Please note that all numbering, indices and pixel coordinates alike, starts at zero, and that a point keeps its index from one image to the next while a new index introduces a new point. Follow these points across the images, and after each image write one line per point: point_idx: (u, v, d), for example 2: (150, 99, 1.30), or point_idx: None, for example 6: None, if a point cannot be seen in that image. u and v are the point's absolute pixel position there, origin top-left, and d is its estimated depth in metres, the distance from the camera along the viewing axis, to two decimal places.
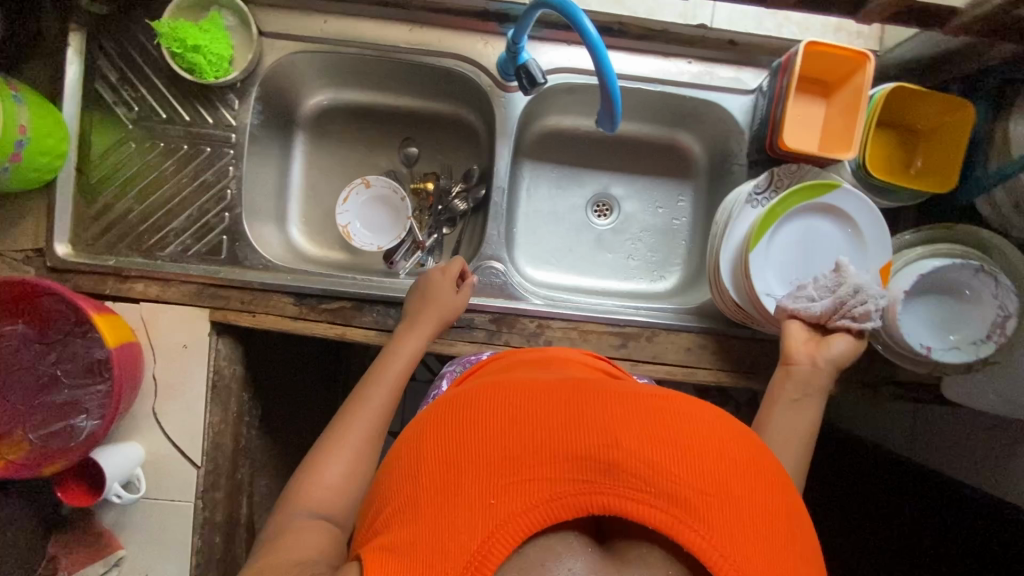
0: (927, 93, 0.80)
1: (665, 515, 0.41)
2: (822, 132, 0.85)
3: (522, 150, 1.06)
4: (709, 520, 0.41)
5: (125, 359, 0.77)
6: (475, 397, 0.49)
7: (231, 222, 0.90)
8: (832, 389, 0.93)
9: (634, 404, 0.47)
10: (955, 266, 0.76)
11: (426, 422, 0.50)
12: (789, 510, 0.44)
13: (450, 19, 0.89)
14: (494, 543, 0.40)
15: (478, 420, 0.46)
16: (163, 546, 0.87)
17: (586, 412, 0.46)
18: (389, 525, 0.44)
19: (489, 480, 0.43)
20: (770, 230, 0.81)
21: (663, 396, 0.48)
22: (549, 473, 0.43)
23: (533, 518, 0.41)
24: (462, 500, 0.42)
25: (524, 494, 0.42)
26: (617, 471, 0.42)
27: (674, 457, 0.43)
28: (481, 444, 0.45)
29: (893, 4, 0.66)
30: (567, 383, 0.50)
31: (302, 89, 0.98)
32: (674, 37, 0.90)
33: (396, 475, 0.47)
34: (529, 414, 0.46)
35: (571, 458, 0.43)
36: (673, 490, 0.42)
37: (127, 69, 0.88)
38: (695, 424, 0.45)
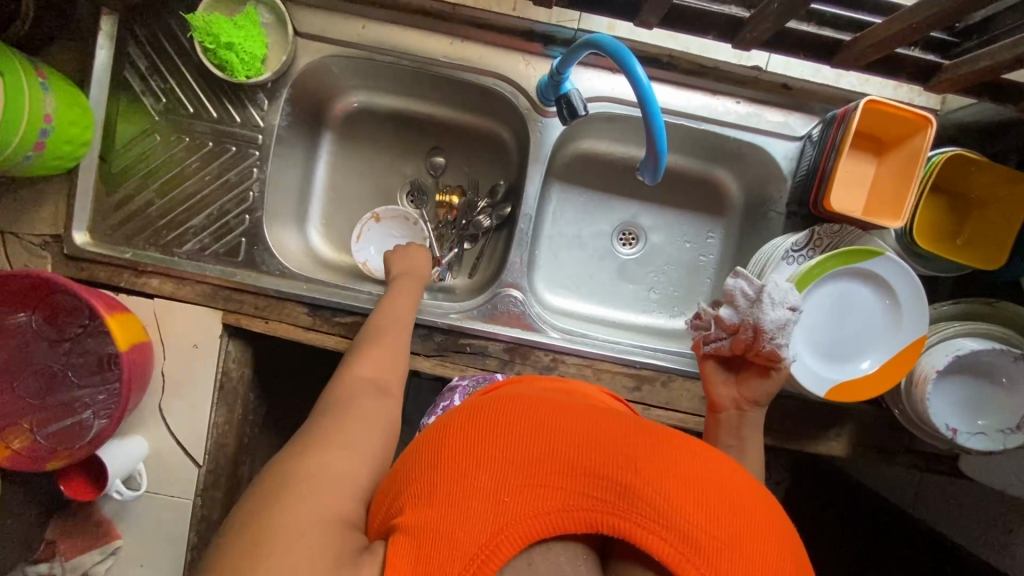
0: (988, 164, 0.76)
1: (669, 545, 0.43)
2: (870, 193, 0.81)
3: (552, 171, 1.03)
4: (714, 564, 0.42)
5: (134, 361, 0.76)
6: (505, 398, 0.51)
7: (251, 225, 0.88)
8: (845, 451, 0.91)
9: (658, 441, 0.49)
10: (993, 352, 0.73)
11: (453, 409, 0.51)
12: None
13: (493, 35, 0.86)
14: (502, 540, 0.42)
15: (506, 418, 0.48)
16: (159, 540, 0.88)
17: (611, 439, 0.48)
18: (402, 505, 0.45)
19: (508, 480, 0.44)
20: (805, 291, 0.78)
21: (685, 440, 0.50)
22: (566, 485, 0.44)
23: (543, 525, 0.43)
24: (478, 494, 0.43)
25: (538, 499, 0.44)
26: (631, 494, 0.44)
27: (690, 496, 0.45)
28: (505, 445, 0.46)
29: (968, 77, 0.64)
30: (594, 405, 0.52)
31: (333, 90, 0.95)
32: (724, 75, 0.86)
33: (416, 457, 0.48)
34: (556, 426, 0.47)
35: (589, 474, 0.45)
36: (681, 525, 0.43)
37: (157, 58, 0.86)
38: (714, 472, 0.47)
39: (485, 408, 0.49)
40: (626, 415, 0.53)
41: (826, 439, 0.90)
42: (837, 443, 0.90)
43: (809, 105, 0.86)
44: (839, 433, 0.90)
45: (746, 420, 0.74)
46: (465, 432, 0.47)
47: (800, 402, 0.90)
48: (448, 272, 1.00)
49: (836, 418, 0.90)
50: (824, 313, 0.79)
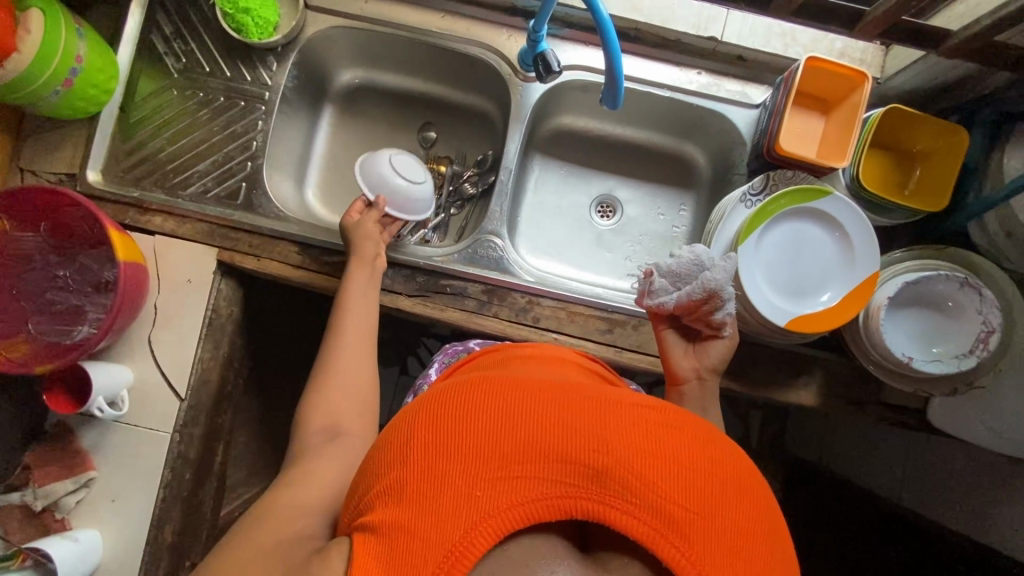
0: (921, 117, 0.84)
1: (643, 524, 0.42)
2: (820, 144, 0.88)
3: (534, 143, 1.09)
4: (691, 537, 0.42)
5: (130, 275, 0.81)
6: (469, 388, 0.49)
7: (252, 170, 0.96)
8: (813, 402, 0.92)
9: (627, 414, 0.48)
10: (939, 277, 0.77)
11: (419, 405, 0.50)
12: (771, 534, 0.45)
13: (479, 11, 0.97)
14: (477, 534, 0.41)
15: (472, 410, 0.47)
16: (134, 473, 0.88)
17: (580, 419, 0.47)
18: (377, 504, 0.45)
19: (478, 475, 0.43)
20: (760, 229, 0.83)
21: (655, 408, 0.49)
22: (537, 473, 0.44)
23: (517, 516, 0.43)
24: (448, 488, 0.43)
25: (511, 490, 0.43)
26: (603, 478, 0.44)
27: (662, 471, 0.44)
28: (473, 437, 0.45)
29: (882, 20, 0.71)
30: (561, 386, 0.51)
31: (337, 65, 1.06)
32: (686, 48, 0.95)
33: (386, 455, 0.48)
34: (524, 412, 0.47)
35: (560, 461, 0.44)
36: (654, 499, 0.43)
37: (182, 25, 0.97)
38: (684, 440, 0.47)
39: (452, 400, 0.48)
40: (596, 391, 0.52)
41: (795, 387, 0.92)
42: (807, 392, 0.92)
43: (765, 76, 0.95)
44: (807, 382, 0.92)
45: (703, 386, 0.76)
46: (433, 426, 0.46)
47: (768, 348, 0.93)
48: (435, 234, 1.05)
49: (805, 366, 0.92)
50: (782, 253, 0.84)
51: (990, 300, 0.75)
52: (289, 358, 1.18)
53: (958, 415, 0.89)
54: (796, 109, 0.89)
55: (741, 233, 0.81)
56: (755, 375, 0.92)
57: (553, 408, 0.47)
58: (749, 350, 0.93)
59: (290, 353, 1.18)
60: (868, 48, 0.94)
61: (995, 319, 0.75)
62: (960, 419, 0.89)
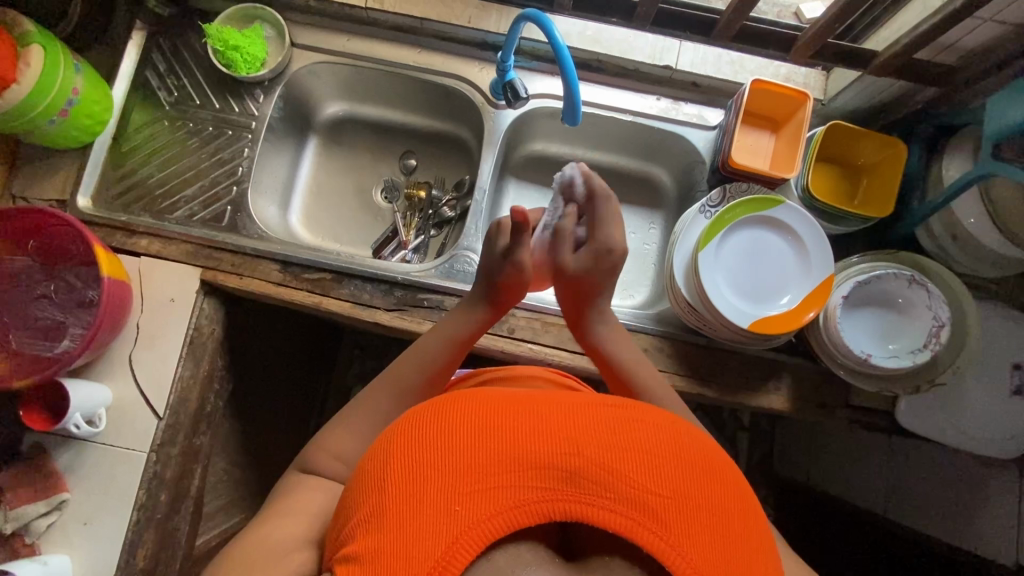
0: (863, 131, 0.90)
1: (628, 521, 0.39)
2: (771, 159, 0.95)
3: (509, 166, 1.14)
4: (672, 527, 0.39)
5: (114, 291, 0.84)
6: (441, 403, 0.47)
7: (237, 195, 1.01)
8: (788, 408, 0.92)
9: (599, 412, 0.46)
10: (890, 275, 0.83)
11: (393, 429, 0.47)
12: (745, 512, 0.43)
13: (454, 46, 1.05)
14: (460, 547, 0.39)
15: (445, 424, 0.44)
16: (107, 495, 0.87)
17: (554, 419, 0.44)
18: (358, 532, 0.42)
19: (455, 487, 0.41)
20: (718, 237, 0.87)
21: (624, 405, 0.47)
22: (512, 479, 0.41)
23: (496, 525, 0.40)
24: (425, 507, 0.40)
25: (489, 500, 0.40)
26: (579, 478, 0.41)
27: (639, 464, 0.42)
28: (446, 451, 0.42)
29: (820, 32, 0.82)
30: (531, 393, 0.49)
31: (321, 98, 1.12)
32: (645, 76, 1.03)
33: (363, 481, 0.45)
34: (496, 421, 0.44)
35: (534, 466, 0.41)
36: (634, 494, 0.40)
37: (175, 63, 1.04)
38: (657, 430, 0.45)
39: (424, 419, 0.46)
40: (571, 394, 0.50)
41: (765, 392, 0.92)
42: (779, 397, 0.92)
43: (718, 100, 1.03)
44: (778, 386, 0.93)
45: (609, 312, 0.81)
46: (407, 447, 0.44)
47: (737, 354, 0.94)
48: (415, 255, 1.09)
49: (773, 370, 0.93)
50: (743, 260, 0.88)
51: (938, 296, 0.81)
52: (270, 383, 1.18)
53: (928, 414, 0.90)
54: (747, 128, 0.96)
55: (700, 240, 0.86)
56: (730, 381, 0.93)
57: (524, 412, 0.45)
58: (720, 357, 0.93)
59: (271, 378, 1.18)
60: (811, 73, 1.02)
61: (944, 313, 0.80)
62: (929, 420, 0.90)
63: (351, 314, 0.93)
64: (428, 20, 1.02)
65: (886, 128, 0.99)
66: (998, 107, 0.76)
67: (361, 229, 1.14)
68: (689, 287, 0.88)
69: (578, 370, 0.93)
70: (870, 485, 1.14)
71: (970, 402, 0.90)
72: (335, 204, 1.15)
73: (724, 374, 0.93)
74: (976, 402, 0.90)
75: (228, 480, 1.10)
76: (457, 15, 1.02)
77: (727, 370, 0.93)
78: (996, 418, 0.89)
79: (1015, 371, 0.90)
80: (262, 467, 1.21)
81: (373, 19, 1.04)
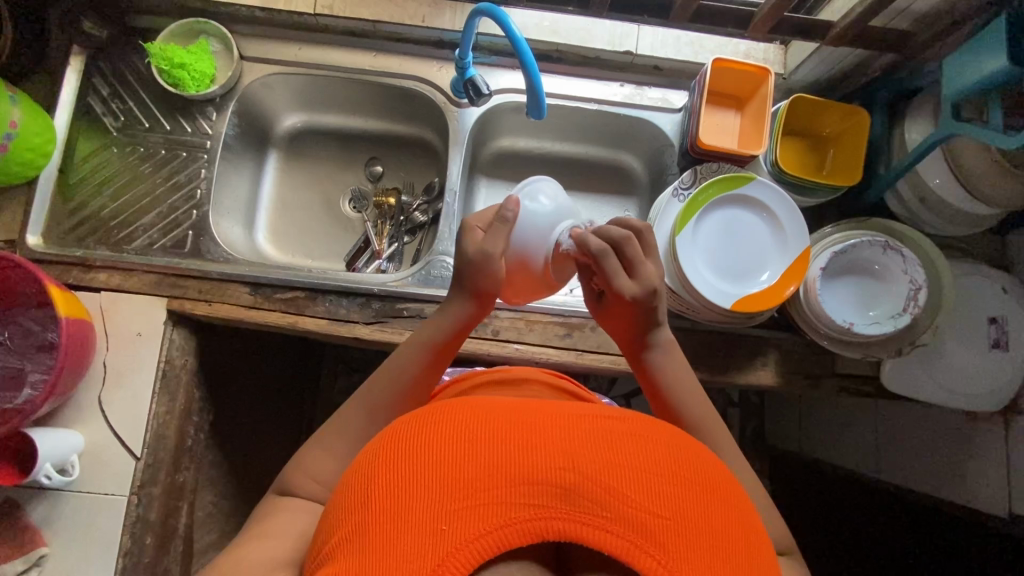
0: (826, 102, 0.91)
1: (623, 542, 0.38)
2: (738, 137, 0.95)
3: (478, 165, 1.12)
4: (668, 545, 0.38)
5: (75, 332, 0.80)
6: (430, 415, 0.45)
7: (198, 218, 0.97)
8: (776, 382, 0.93)
9: (594, 424, 0.44)
10: (865, 243, 0.84)
11: (379, 442, 0.45)
12: (744, 530, 0.42)
13: (409, 47, 1.02)
14: (446, 569, 0.37)
15: (434, 440, 0.42)
16: (89, 545, 0.83)
17: (546, 433, 0.43)
18: (338, 551, 0.40)
19: (442, 505, 0.39)
20: (694, 219, 0.87)
21: (619, 418, 0.46)
22: (503, 497, 0.39)
23: (486, 546, 0.38)
24: (410, 526, 0.38)
25: (479, 519, 0.38)
26: (572, 494, 0.39)
27: (633, 480, 0.40)
28: (435, 466, 0.41)
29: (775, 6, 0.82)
30: (525, 403, 0.47)
31: (277, 111, 1.09)
32: (606, 63, 1.02)
33: (346, 498, 0.43)
34: (487, 435, 0.42)
35: (527, 483, 0.40)
36: (631, 513, 0.39)
37: (118, 86, 0.99)
38: (652, 444, 0.44)
39: (414, 430, 0.44)
40: (563, 405, 0.48)
41: (753, 369, 0.92)
42: (766, 372, 0.93)
43: (681, 82, 1.02)
44: (765, 362, 0.93)
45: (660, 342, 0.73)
46: (394, 461, 0.42)
47: (721, 333, 0.93)
48: (390, 264, 1.06)
49: (759, 348, 0.93)
50: (720, 240, 0.88)
51: (912, 259, 0.82)
52: (252, 409, 1.15)
53: (911, 377, 0.91)
54: (712, 108, 0.96)
55: (676, 224, 0.85)
56: (717, 362, 0.93)
57: (516, 425, 0.43)
58: (706, 340, 0.93)
59: (253, 403, 1.15)
60: (770, 48, 1.02)
61: (920, 276, 0.82)
62: (914, 381, 0.91)
63: (329, 331, 0.90)
64: (381, 22, 0.99)
65: (848, 97, 0.99)
66: (956, 67, 0.76)
67: (331, 243, 1.11)
68: (669, 272, 0.87)
69: (567, 366, 0.92)
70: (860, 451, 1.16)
71: (949, 360, 0.91)
72: (303, 219, 1.12)
73: (711, 356, 0.93)
74: (956, 360, 0.91)
75: (218, 513, 1.07)
76: (411, 15, 0.99)
77: (713, 350, 0.93)
78: (977, 373, 0.90)
79: (991, 325, 0.92)
80: (253, 496, 1.17)
81: (323, 25, 1.01)
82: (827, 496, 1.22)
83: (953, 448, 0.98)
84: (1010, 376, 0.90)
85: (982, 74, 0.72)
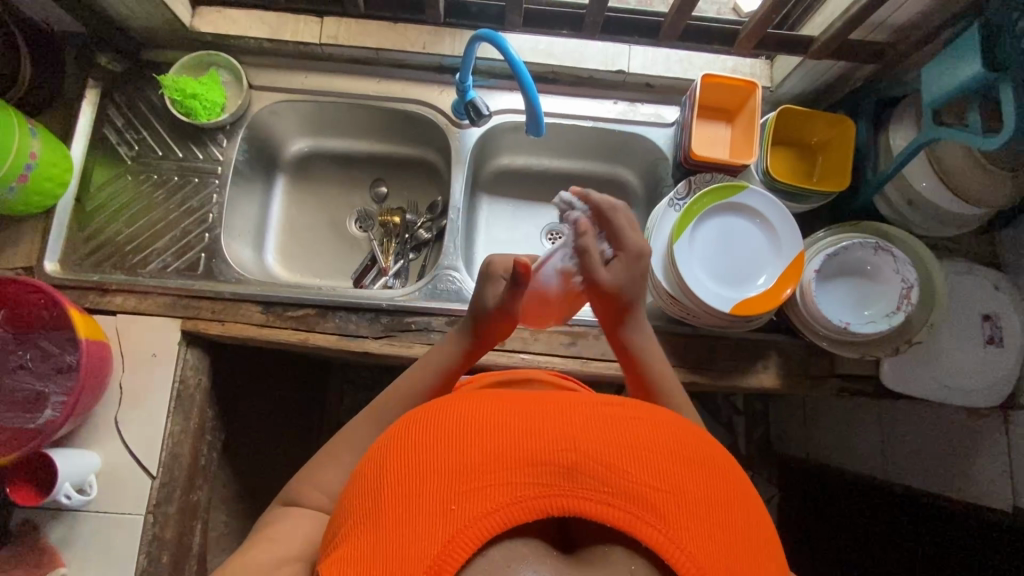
0: (813, 113, 0.95)
1: (624, 514, 0.40)
2: (730, 148, 0.99)
3: (479, 183, 1.15)
4: (667, 516, 0.40)
5: (94, 354, 0.82)
6: (437, 408, 0.47)
7: (210, 241, 1.00)
8: (778, 384, 0.95)
9: (594, 410, 0.47)
10: (856, 244, 0.87)
11: (389, 435, 0.47)
12: (743, 502, 0.44)
13: (411, 73, 1.06)
14: (455, 546, 0.38)
15: (441, 428, 0.44)
16: (105, 565, 0.84)
17: (548, 418, 0.45)
18: (351, 537, 0.42)
19: (451, 487, 0.41)
20: (690, 226, 0.90)
21: (618, 404, 0.48)
22: (509, 477, 0.41)
23: (493, 524, 0.40)
24: (422, 508, 0.40)
25: (486, 499, 0.40)
26: (575, 472, 0.41)
27: (633, 458, 0.42)
28: (443, 452, 0.43)
29: (759, 23, 0.87)
30: (529, 395, 0.49)
31: (284, 137, 1.13)
32: (600, 82, 1.06)
33: (358, 488, 0.45)
34: (492, 421, 0.44)
35: (532, 463, 0.42)
36: (631, 488, 0.41)
37: (132, 116, 1.03)
38: (650, 426, 0.46)
39: (422, 422, 0.46)
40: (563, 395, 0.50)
41: (754, 372, 0.94)
42: (767, 374, 0.95)
43: (673, 98, 1.07)
44: (766, 364, 0.95)
45: (639, 318, 0.78)
46: (404, 451, 0.44)
47: (722, 337, 0.95)
48: (396, 280, 1.09)
49: (759, 350, 0.95)
50: (715, 245, 0.91)
51: (903, 259, 0.85)
52: (263, 429, 1.16)
53: (909, 373, 0.93)
54: (704, 121, 1.00)
55: (674, 232, 0.88)
56: (720, 365, 0.95)
57: (519, 412, 0.45)
58: (708, 344, 0.95)
59: (264, 422, 1.16)
60: (756, 63, 1.06)
61: (911, 275, 0.84)
62: (911, 378, 0.93)
63: (339, 347, 0.93)
64: (383, 50, 1.03)
65: (834, 106, 1.03)
66: (934, 74, 0.80)
67: (339, 262, 1.14)
68: (668, 277, 0.90)
69: (572, 373, 0.94)
70: (867, 454, 1.17)
71: (946, 357, 0.94)
72: (310, 239, 1.15)
73: (713, 360, 0.95)
74: (952, 357, 0.93)
75: (231, 533, 1.08)
76: (411, 42, 1.04)
77: (715, 355, 0.95)
78: (975, 369, 0.92)
79: (985, 321, 0.94)
80: None
81: (328, 53, 1.05)
82: (836, 499, 1.22)
83: (956, 444, 0.99)
84: (1007, 370, 0.92)
85: (959, 80, 0.75)
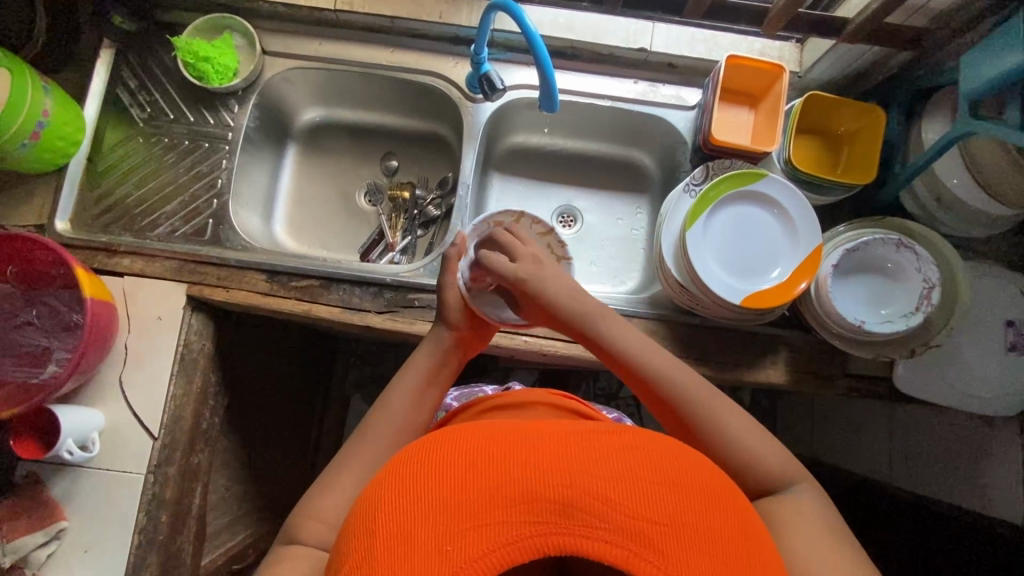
0: (842, 100, 0.91)
1: (622, 552, 0.39)
2: (751, 134, 0.96)
3: (491, 161, 1.13)
4: (665, 553, 0.39)
5: (99, 313, 0.82)
6: (433, 444, 0.46)
7: (219, 208, 0.99)
8: (786, 380, 0.92)
9: (591, 440, 0.45)
10: (878, 240, 0.83)
11: (387, 469, 0.46)
12: (748, 542, 0.42)
13: (428, 44, 1.04)
14: None
15: (437, 465, 0.44)
16: (105, 521, 0.86)
17: (544, 450, 0.43)
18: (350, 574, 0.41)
19: (447, 527, 0.40)
20: (704, 216, 0.87)
21: (616, 431, 0.46)
22: (504, 516, 0.40)
23: (487, 566, 0.39)
24: (418, 552, 0.39)
25: (481, 540, 0.39)
26: (570, 510, 0.40)
27: (630, 492, 0.41)
28: (439, 490, 0.42)
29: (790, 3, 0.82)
30: (526, 424, 0.48)
31: (296, 105, 1.11)
32: (621, 60, 1.03)
33: (356, 522, 0.44)
34: (488, 455, 0.43)
35: (528, 501, 0.40)
36: (628, 524, 0.39)
37: (146, 78, 1.02)
38: (649, 456, 0.44)
39: (420, 457, 0.45)
40: (563, 423, 0.48)
41: (763, 367, 0.92)
42: (775, 370, 0.92)
43: (695, 79, 1.02)
44: (775, 360, 0.92)
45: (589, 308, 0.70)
46: (400, 487, 0.43)
47: (731, 330, 0.93)
48: (403, 256, 1.08)
49: (769, 345, 0.93)
50: (730, 239, 0.88)
51: (925, 257, 0.82)
52: (267, 395, 1.18)
53: (923, 377, 0.90)
54: (726, 104, 0.96)
55: (686, 220, 0.86)
56: (727, 358, 0.92)
57: (515, 444, 0.44)
58: (715, 336, 0.93)
59: (269, 389, 1.18)
60: (786, 47, 1.02)
61: (933, 274, 0.81)
62: (925, 381, 0.90)
63: (341, 319, 0.92)
64: (399, 19, 1.01)
65: (864, 94, 0.98)
66: (975, 63, 0.75)
67: (346, 235, 1.14)
68: (680, 269, 0.87)
69: (575, 358, 0.92)
70: (874, 455, 1.14)
71: (965, 363, 0.90)
72: (320, 212, 1.14)
73: (720, 352, 0.92)
74: (972, 362, 0.90)
75: (231, 495, 1.10)
76: (428, 11, 1.02)
77: (723, 347, 0.92)
78: (994, 376, 0.89)
79: (1008, 328, 0.90)
80: (266, 478, 1.20)
81: (343, 21, 1.03)
82: None
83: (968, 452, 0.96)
84: None
85: (999, 70, 0.71)
